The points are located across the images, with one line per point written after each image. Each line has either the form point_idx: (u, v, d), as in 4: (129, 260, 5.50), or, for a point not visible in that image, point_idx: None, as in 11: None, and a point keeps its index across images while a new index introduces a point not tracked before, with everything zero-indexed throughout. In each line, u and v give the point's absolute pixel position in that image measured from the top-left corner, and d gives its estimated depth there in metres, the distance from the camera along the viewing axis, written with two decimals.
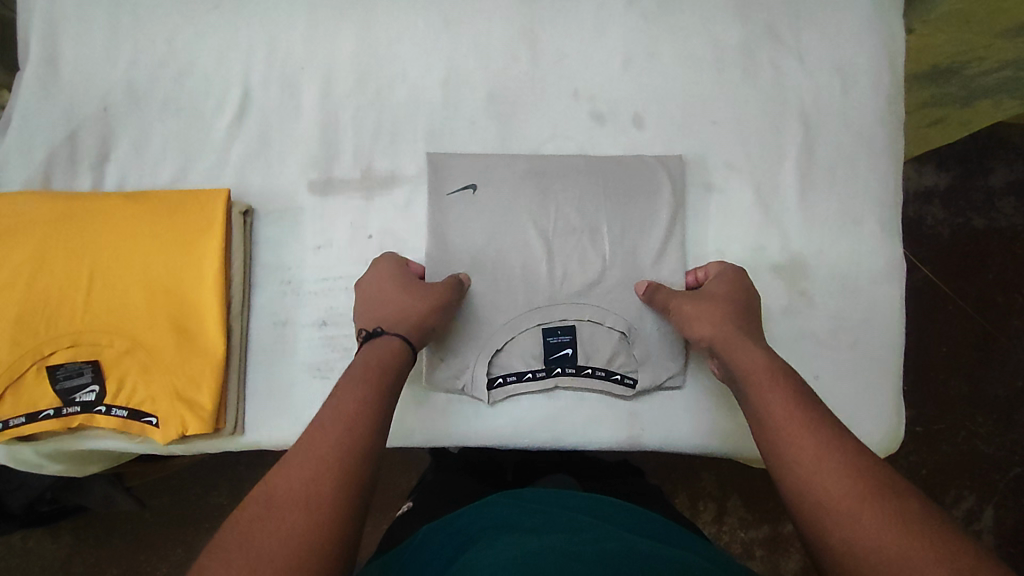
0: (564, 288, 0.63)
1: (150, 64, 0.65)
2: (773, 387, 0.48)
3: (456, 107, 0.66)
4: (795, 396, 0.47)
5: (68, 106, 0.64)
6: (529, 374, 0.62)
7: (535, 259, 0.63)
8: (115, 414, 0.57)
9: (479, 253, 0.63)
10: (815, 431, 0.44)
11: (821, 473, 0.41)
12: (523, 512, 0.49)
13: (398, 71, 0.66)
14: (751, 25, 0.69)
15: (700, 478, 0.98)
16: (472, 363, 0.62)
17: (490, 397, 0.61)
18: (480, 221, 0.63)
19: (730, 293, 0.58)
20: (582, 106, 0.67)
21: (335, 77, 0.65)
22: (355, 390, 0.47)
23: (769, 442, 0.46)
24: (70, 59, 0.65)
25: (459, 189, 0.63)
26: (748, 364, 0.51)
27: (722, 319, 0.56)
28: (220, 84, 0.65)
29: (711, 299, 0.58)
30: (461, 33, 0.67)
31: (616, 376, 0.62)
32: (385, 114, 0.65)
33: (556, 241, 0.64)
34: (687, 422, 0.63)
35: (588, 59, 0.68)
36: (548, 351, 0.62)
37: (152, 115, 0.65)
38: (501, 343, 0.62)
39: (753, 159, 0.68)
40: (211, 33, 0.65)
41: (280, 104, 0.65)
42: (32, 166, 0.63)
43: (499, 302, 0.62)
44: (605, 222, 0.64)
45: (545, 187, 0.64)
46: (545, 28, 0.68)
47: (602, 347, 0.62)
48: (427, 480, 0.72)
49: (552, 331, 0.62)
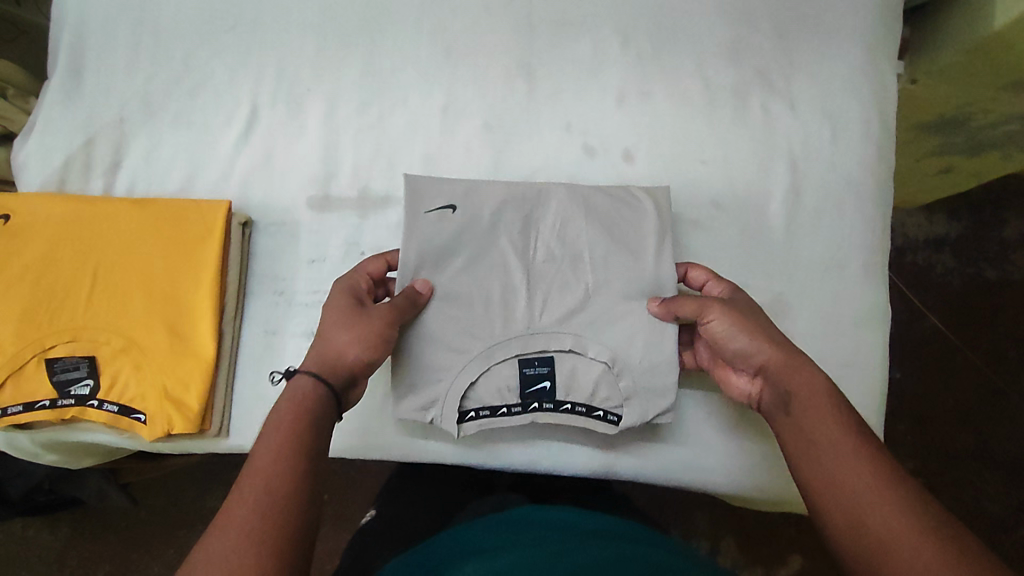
0: (543, 317, 0.63)
1: (165, 79, 0.69)
2: (821, 417, 0.49)
3: (453, 133, 0.68)
4: (851, 424, 0.48)
5: (86, 114, 0.68)
6: (503, 409, 0.61)
7: (513, 285, 0.64)
8: (106, 409, 0.59)
9: (456, 276, 0.64)
10: (874, 464, 0.45)
11: (884, 516, 0.42)
12: (482, 537, 0.51)
13: (400, 98, 0.69)
14: (744, 70, 0.72)
15: (695, 516, 0.98)
16: (440, 396, 0.61)
17: (460, 431, 0.61)
18: (462, 244, 0.64)
19: (762, 312, 0.57)
20: (575, 139, 0.69)
21: (340, 99, 0.69)
22: (280, 431, 0.47)
23: (818, 470, 0.47)
24: (91, 71, 0.69)
25: (438, 209, 0.64)
26: (801, 385, 0.51)
27: (769, 337, 0.54)
28: (231, 102, 0.69)
29: (751, 316, 0.56)
30: (462, 65, 0.70)
31: (599, 413, 0.62)
32: (384, 137, 0.68)
33: (538, 268, 0.65)
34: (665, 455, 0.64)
35: (582, 94, 0.70)
36: (524, 384, 0.62)
37: (165, 127, 0.68)
38: (474, 374, 0.61)
39: (741, 198, 0.69)
40: (225, 53, 0.69)
41: (286, 123, 0.68)
42: (49, 169, 0.67)
43: (473, 329, 0.63)
44: (586, 248, 0.65)
45: (526, 213, 0.65)
46: (543, 63, 0.70)
47: (581, 380, 0.62)
48: (393, 485, 0.74)
49: (529, 362, 0.62)
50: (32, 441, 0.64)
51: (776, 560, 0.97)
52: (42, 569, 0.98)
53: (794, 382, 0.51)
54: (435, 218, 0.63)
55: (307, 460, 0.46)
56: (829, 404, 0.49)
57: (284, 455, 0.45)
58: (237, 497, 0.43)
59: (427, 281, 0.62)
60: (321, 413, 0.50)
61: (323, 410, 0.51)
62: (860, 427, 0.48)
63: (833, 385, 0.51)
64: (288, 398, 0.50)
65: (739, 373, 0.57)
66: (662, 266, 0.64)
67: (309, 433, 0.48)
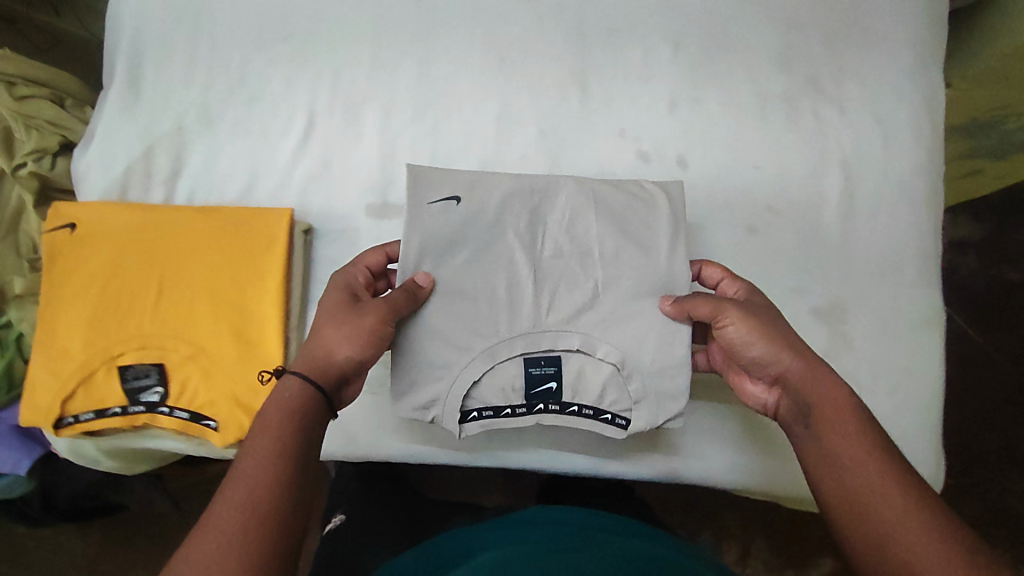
0: (551, 315, 0.62)
1: (223, 89, 0.69)
2: (849, 439, 0.48)
3: (509, 140, 0.69)
4: (874, 441, 0.47)
5: (146, 124, 0.68)
6: (507, 410, 0.60)
7: (519, 280, 0.62)
8: (176, 416, 0.60)
9: (459, 271, 0.62)
10: (897, 483, 0.45)
11: (911, 543, 0.42)
12: (468, 538, 0.52)
13: (455, 105, 0.69)
14: (794, 76, 0.72)
15: (723, 517, 0.99)
16: (441, 396, 0.60)
17: (462, 431, 0.60)
18: (464, 238, 0.62)
19: (778, 314, 0.56)
20: (628, 145, 0.70)
21: (396, 107, 0.69)
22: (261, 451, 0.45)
23: (839, 485, 0.47)
24: (150, 79, 0.69)
25: (441, 200, 0.61)
26: (826, 400, 0.50)
27: (790, 345, 0.53)
28: (288, 111, 0.69)
29: (771, 322, 0.55)
30: (515, 72, 0.70)
31: (607, 416, 0.61)
32: (440, 144, 0.69)
33: (545, 264, 0.63)
34: (667, 461, 0.65)
35: (634, 101, 0.71)
36: (530, 384, 0.61)
37: (224, 135, 0.68)
38: (477, 373, 0.60)
39: (795, 203, 0.70)
40: (281, 62, 0.70)
41: (343, 131, 0.69)
42: (110, 178, 0.67)
43: (478, 326, 0.61)
44: (596, 245, 0.63)
45: (534, 206, 0.63)
46: (595, 70, 0.71)
47: (589, 383, 0.61)
48: (352, 488, 0.79)
49: (534, 362, 0.61)
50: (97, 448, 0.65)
51: (811, 559, 0.97)
52: (79, 572, 0.99)
53: (815, 395, 0.51)
54: (438, 211, 0.61)
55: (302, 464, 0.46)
56: (855, 423, 0.49)
57: (271, 483, 0.44)
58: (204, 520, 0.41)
59: (429, 275, 0.60)
60: (309, 424, 0.49)
61: (311, 419, 0.49)
62: (883, 444, 0.48)
63: (858, 400, 0.50)
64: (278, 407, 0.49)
65: (755, 380, 0.56)
66: (678, 263, 0.62)
67: (299, 454, 0.46)
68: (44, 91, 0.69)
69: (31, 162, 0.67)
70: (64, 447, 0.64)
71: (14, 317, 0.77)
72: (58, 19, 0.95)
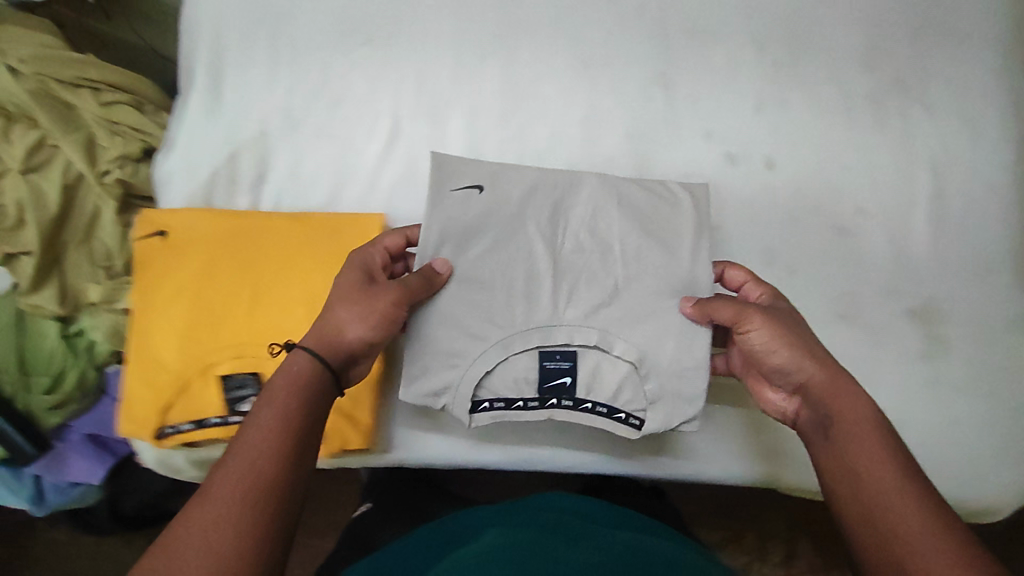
0: (569, 309, 0.60)
1: (306, 92, 0.68)
2: (865, 440, 0.47)
3: (596, 143, 0.68)
4: (890, 446, 0.47)
5: (229, 128, 0.67)
6: (519, 403, 0.59)
7: (537, 272, 0.61)
8: None
9: (475, 262, 0.60)
10: (903, 484, 0.44)
11: (916, 543, 0.41)
12: (466, 530, 0.50)
13: (540, 109, 0.68)
14: (879, 76, 0.71)
15: (767, 517, 0.93)
16: (454, 383, 0.58)
17: (473, 421, 0.59)
18: (484, 227, 0.60)
19: (808, 326, 0.55)
20: (716, 148, 0.69)
21: (480, 110, 0.68)
22: (265, 431, 0.45)
23: (846, 485, 0.46)
24: (231, 83, 0.68)
25: (461, 188, 0.60)
26: (844, 408, 0.49)
27: (812, 353, 0.52)
28: (372, 115, 0.68)
29: (795, 330, 0.54)
30: (599, 74, 0.69)
31: (619, 415, 0.59)
32: (527, 148, 0.68)
33: (565, 259, 0.62)
34: (675, 464, 0.63)
35: (719, 102, 0.69)
36: (544, 378, 0.59)
37: (308, 139, 0.67)
38: (491, 363, 0.58)
39: (884, 203, 0.69)
40: (362, 65, 0.68)
41: (428, 135, 0.68)
42: (196, 184, 0.66)
43: (494, 316, 0.59)
44: (617, 241, 0.61)
45: (556, 200, 0.62)
46: (679, 70, 0.69)
47: (605, 379, 0.59)
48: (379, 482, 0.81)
49: (550, 356, 0.59)
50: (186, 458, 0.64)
51: None
52: None
53: (832, 400, 0.50)
54: (460, 199, 0.60)
55: (304, 451, 0.45)
56: (872, 430, 0.48)
57: (270, 466, 0.43)
58: (199, 498, 0.41)
59: (447, 261, 0.59)
60: (315, 405, 0.48)
61: (318, 400, 0.49)
62: (896, 449, 0.47)
63: (880, 411, 0.49)
64: (285, 384, 0.48)
65: (776, 388, 0.55)
66: (700, 264, 0.60)
67: (302, 438, 0.46)
68: (126, 97, 0.70)
69: (115, 170, 0.66)
70: (151, 457, 0.64)
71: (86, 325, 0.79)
72: (106, 25, 0.88)
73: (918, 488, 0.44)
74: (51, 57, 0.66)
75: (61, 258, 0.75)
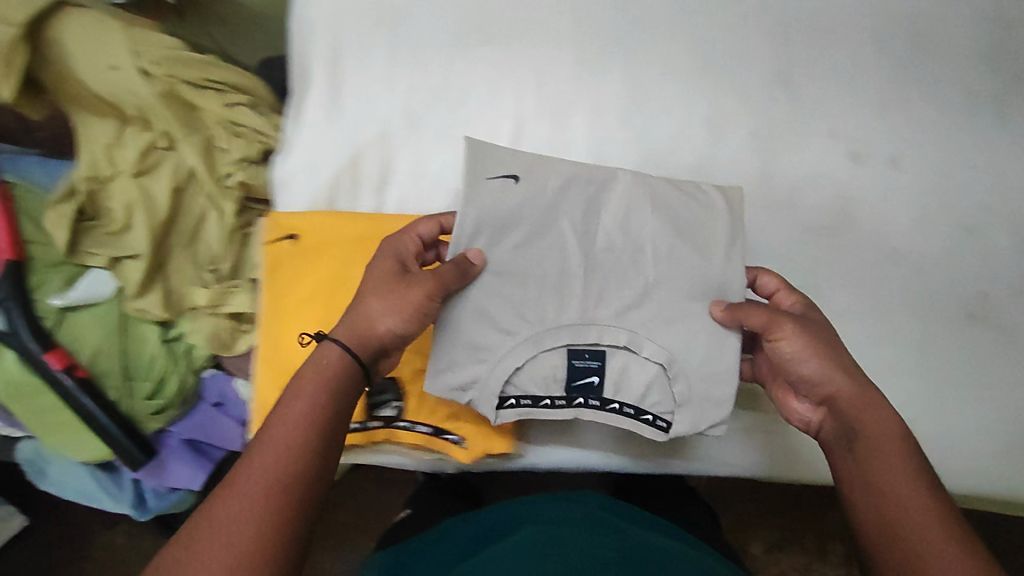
0: (600, 309, 0.57)
1: (427, 93, 0.67)
2: (894, 451, 0.47)
3: (720, 144, 0.68)
4: (911, 462, 0.46)
5: (350, 130, 0.66)
6: (547, 400, 0.57)
7: (570, 270, 0.58)
8: (418, 430, 0.61)
9: (512, 254, 0.57)
10: (927, 504, 0.44)
11: (938, 555, 0.42)
12: (482, 537, 0.52)
13: (664, 108, 0.68)
14: (1001, 73, 0.70)
15: (828, 517, 0.94)
16: (482, 377, 0.56)
17: (499, 418, 0.56)
18: (520, 219, 0.57)
19: (838, 339, 0.52)
20: (841, 147, 0.68)
21: (602, 111, 0.67)
22: (292, 421, 0.46)
23: (868, 499, 0.46)
24: (350, 84, 0.67)
25: (499, 176, 0.57)
26: (872, 423, 0.48)
27: (843, 365, 0.50)
28: (495, 116, 0.67)
29: (825, 337, 0.51)
30: (721, 72, 0.68)
31: (647, 417, 0.57)
32: (652, 149, 0.67)
33: (595, 256, 0.58)
34: (690, 465, 0.64)
35: (842, 101, 0.68)
36: (571, 376, 0.57)
37: (431, 141, 0.66)
38: (520, 359, 0.56)
39: (1010, 202, 0.68)
40: (482, 66, 0.68)
41: (551, 136, 0.67)
42: (319, 187, 0.66)
43: (524, 311, 0.57)
44: (649, 242, 0.58)
45: (590, 195, 0.58)
46: (801, 68, 0.68)
47: (633, 381, 0.57)
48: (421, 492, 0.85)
49: (578, 354, 0.57)
50: None
51: None
52: None
53: (863, 418, 0.48)
54: (496, 188, 0.57)
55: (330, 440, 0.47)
56: (899, 450, 0.47)
57: (290, 458, 0.44)
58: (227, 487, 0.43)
59: (481, 252, 0.55)
60: (342, 393, 0.49)
61: (348, 392, 0.49)
62: (917, 466, 0.46)
63: (907, 428, 0.48)
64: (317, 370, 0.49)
65: (801, 398, 0.53)
66: (733, 267, 0.57)
67: (328, 428, 0.47)
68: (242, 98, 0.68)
69: (240, 171, 0.67)
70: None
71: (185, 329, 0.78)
72: (179, 26, 0.84)
73: (938, 504, 0.45)
74: (186, 59, 0.65)
75: (165, 262, 0.74)
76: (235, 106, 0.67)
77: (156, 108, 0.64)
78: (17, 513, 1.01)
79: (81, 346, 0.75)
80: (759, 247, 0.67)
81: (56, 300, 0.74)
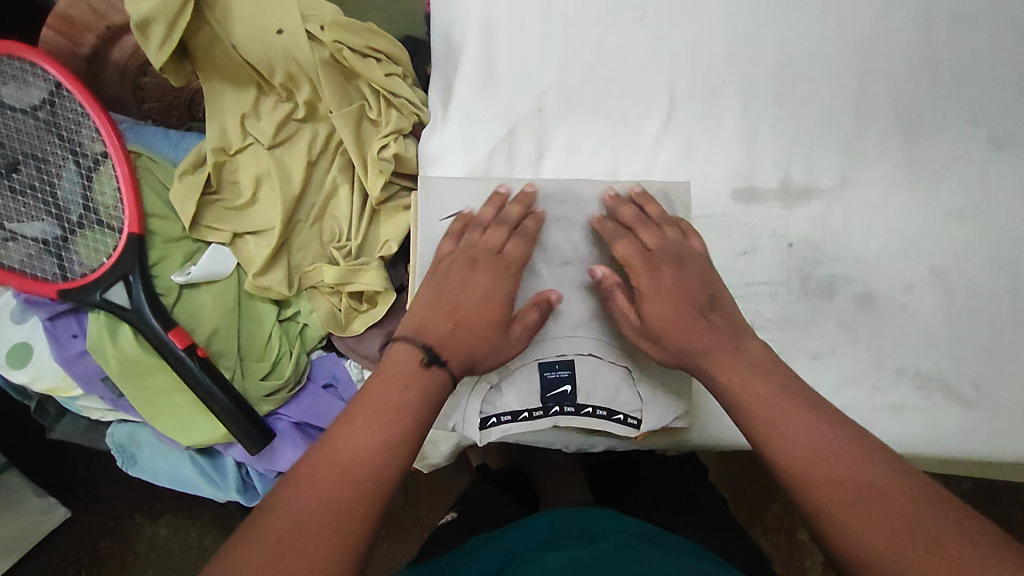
0: (561, 321, 0.60)
1: (580, 68, 0.67)
2: (755, 378, 0.48)
3: (866, 125, 0.68)
4: (763, 374, 0.48)
5: (506, 105, 0.67)
6: (525, 413, 0.59)
7: (532, 290, 0.60)
8: (595, 415, 0.60)
9: None
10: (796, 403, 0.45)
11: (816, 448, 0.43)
12: (513, 542, 0.54)
13: (814, 90, 0.68)
14: None
15: None
16: (463, 403, 0.60)
17: (481, 437, 0.60)
18: None
19: (688, 307, 0.53)
20: (980, 132, 0.69)
21: (753, 91, 0.68)
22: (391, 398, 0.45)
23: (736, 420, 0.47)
24: (503, 57, 0.67)
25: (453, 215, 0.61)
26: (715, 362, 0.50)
27: (678, 349, 0.52)
28: (648, 95, 0.67)
29: (663, 329, 0.53)
30: (868, 54, 0.69)
31: (618, 416, 0.60)
32: (801, 127, 0.68)
33: (561, 269, 0.61)
34: (672, 442, 0.65)
35: (982, 86, 0.69)
36: (545, 388, 0.60)
37: (584, 117, 0.67)
38: (496, 378, 0.59)
39: None
40: (635, 44, 0.68)
41: (703, 115, 0.68)
42: (473, 160, 0.66)
43: None
44: (606, 253, 0.61)
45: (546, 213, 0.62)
46: (944, 54, 0.69)
47: (602, 384, 0.60)
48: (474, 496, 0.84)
49: (549, 366, 0.60)
50: (449, 441, 0.68)
51: None
52: None
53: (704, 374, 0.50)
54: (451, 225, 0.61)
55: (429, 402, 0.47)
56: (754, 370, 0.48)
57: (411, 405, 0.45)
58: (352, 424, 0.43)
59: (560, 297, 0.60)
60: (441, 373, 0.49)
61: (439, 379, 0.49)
62: (765, 371, 0.48)
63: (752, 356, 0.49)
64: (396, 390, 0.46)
65: None
66: None
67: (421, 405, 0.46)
68: (395, 68, 0.70)
69: (391, 144, 0.68)
70: None
71: (302, 309, 0.75)
72: None
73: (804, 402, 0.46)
74: (348, 27, 0.67)
75: (290, 238, 0.71)
76: (390, 76, 0.69)
77: (317, 72, 0.66)
78: (60, 504, 0.96)
79: (199, 324, 0.71)
80: (899, 226, 0.68)
81: (177, 277, 0.70)
